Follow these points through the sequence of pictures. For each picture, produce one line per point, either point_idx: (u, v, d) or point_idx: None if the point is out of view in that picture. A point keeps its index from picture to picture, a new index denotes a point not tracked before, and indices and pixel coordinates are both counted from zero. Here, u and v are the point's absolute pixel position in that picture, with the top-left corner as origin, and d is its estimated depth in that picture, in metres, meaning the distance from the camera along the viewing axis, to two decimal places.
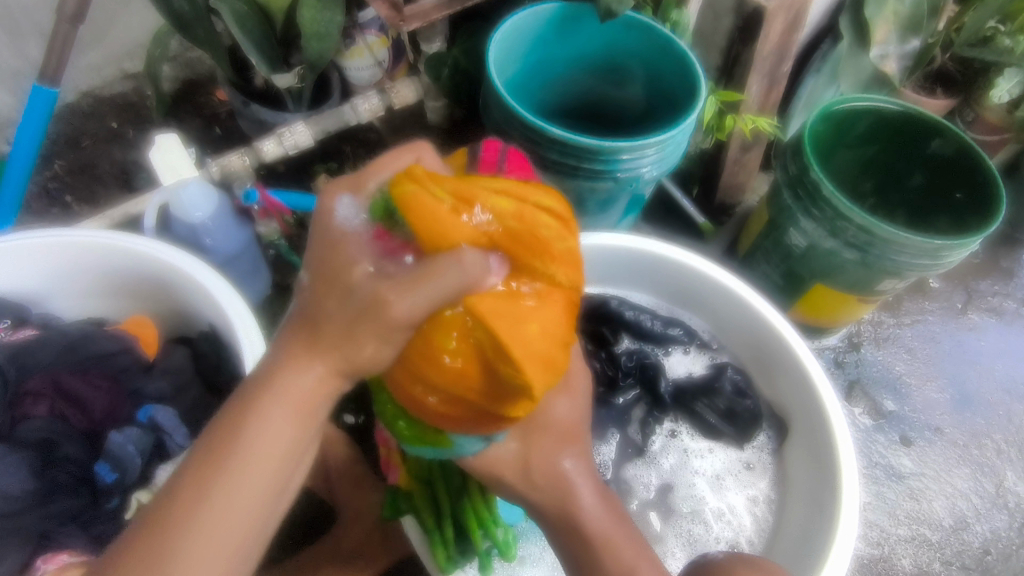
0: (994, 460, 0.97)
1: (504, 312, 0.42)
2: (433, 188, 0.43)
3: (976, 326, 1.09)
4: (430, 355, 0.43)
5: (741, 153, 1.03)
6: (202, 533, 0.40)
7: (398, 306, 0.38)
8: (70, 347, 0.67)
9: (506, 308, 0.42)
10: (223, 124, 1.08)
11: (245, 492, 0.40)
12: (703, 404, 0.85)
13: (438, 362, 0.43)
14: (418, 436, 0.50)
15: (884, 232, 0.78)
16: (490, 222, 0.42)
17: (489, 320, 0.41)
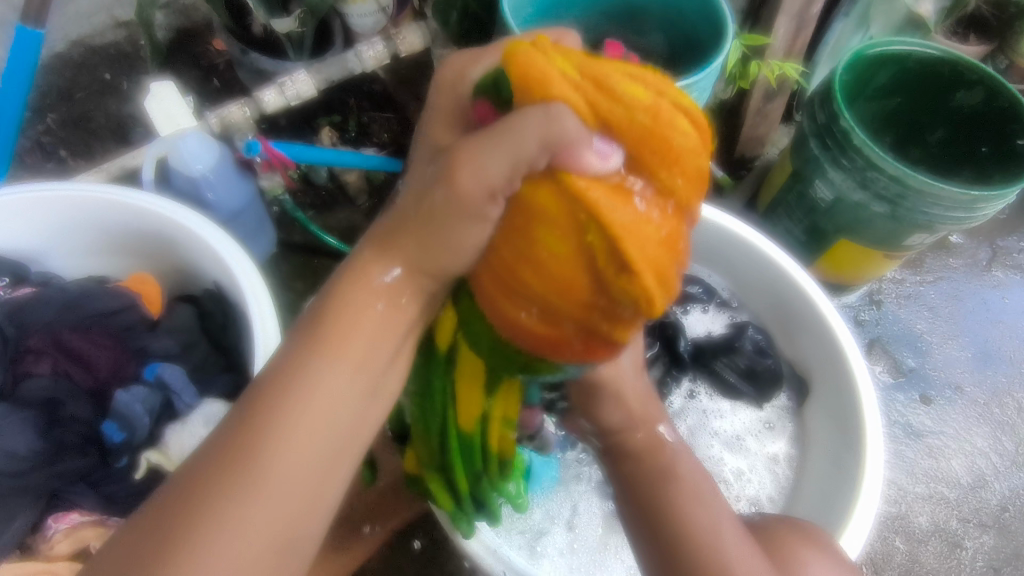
0: (1014, 418, 0.95)
1: (617, 196, 0.35)
2: (548, 51, 0.36)
3: (1000, 284, 1.06)
4: (529, 249, 0.36)
5: (764, 103, 0.98)
6: (281, 461, 0.36)
7: (468, 172, 0.34)
8: (71, 305, 0.65)
9: (615, 205, 0.34)
10: (221, 75, 1.03)
11: (321, 415, 0.37)
12: (723, 363, 0.83)
13: (537, 255, 0.36)
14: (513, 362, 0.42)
15: (917, 183, 0.74)
16: (612, 95, 0.35)
17: (601, 211, 0.34)
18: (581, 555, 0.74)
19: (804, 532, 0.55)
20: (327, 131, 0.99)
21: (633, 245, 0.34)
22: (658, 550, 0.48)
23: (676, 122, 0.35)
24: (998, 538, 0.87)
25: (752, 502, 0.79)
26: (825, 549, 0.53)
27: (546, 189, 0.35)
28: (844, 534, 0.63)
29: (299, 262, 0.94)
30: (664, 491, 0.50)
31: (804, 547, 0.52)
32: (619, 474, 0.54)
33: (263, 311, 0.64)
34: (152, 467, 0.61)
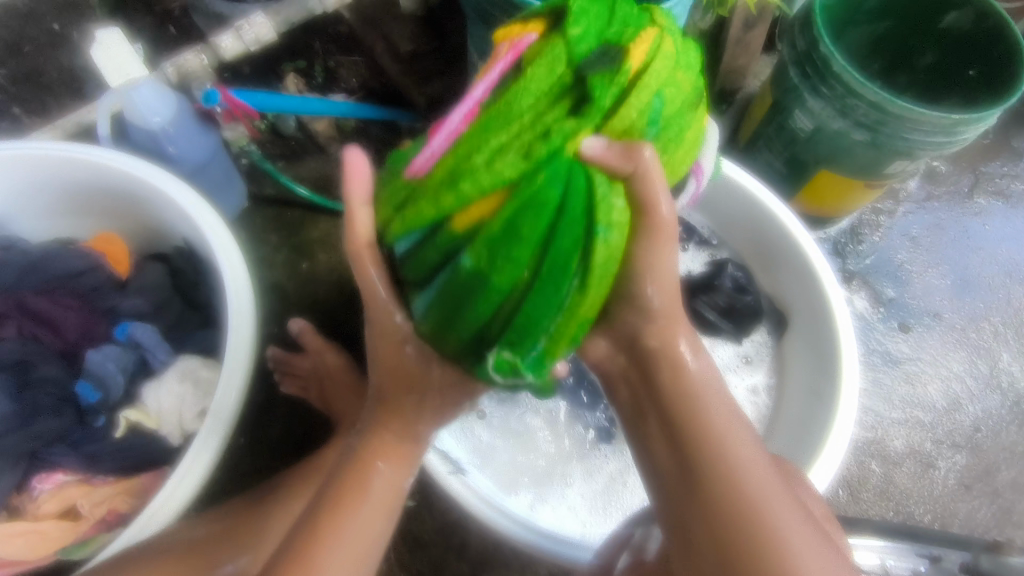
0: (991, 342, 0.97)
1: None
2: None
3: (981, 211, 1.06)
4: None
5: (744, 31, 0.94)
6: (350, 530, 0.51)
7: None
8: (32, 266, 0.64)
9: None
10: (178, 21, 0.97)
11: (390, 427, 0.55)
12: (703, 301, 0.83)
13: None
14: None
15: (897, 108, 0.73)
16: None
17: None
18: (600, 497, 0.74)
19: (777, 468, 0.57)
20: (292, 77, 0.95)
21: None
22: (684, 484, 0.48)
23: None
24: (970, 458, 0.89)
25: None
26: (800, 481, 0.56)
27: None
28: (813, 467, 0.65)
29: (272, 215, 0.92)
30: (682, 417, 0.49)
31: (780, 479, 0.55)
32: (654, 403, 0.51)
33: (233, 267, 0.64)
34: (131, 424, 0.62)
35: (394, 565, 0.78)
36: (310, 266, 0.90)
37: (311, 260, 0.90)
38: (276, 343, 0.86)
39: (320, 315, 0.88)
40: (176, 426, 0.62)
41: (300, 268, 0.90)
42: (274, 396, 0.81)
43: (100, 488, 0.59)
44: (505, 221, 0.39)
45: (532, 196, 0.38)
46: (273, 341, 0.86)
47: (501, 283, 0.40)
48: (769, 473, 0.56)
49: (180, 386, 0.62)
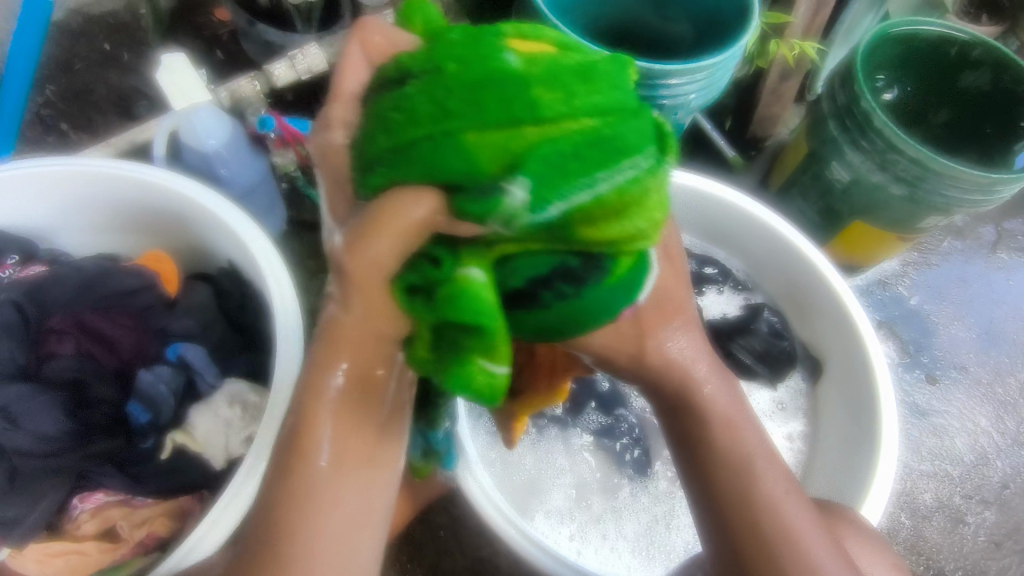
0: (1017, 397, 0.97)
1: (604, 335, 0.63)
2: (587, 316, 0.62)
3: (1005, 266, 1.08)
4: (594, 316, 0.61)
5: (780, 82, 0.97)
6: None
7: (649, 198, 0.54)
8: (88, 284, 0.65)
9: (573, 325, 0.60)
10: (225, 47, 0.99)
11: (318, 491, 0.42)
12: (739, 344, 0.84)
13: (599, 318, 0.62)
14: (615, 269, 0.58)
15: (938, 166, 0.74)
16: None
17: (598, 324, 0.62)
18: (643, 539, 0.75)
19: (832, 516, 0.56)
20: None
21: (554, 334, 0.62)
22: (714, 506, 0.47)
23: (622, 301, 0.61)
24: (999, 514, 0.89)
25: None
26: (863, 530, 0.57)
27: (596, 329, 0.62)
28: (866, 502, 0.65)
29: (311, 240, 0.93)
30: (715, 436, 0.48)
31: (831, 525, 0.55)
32: (673, 428, 0.50)
33: (284, 294, 0.64)
34: (177, 446, 0.61)
35: None
36: None
37: None
38: None
39: None
40: (221, 451, 0.61)
41: None
42: None
43: (140, 510, 0.59)
44: (558, 70, 0.36)
45: (593, 69, 0.37)
46: None
47: (527, 125, 0.35)
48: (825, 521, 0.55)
49: (228, 411, 0.62)
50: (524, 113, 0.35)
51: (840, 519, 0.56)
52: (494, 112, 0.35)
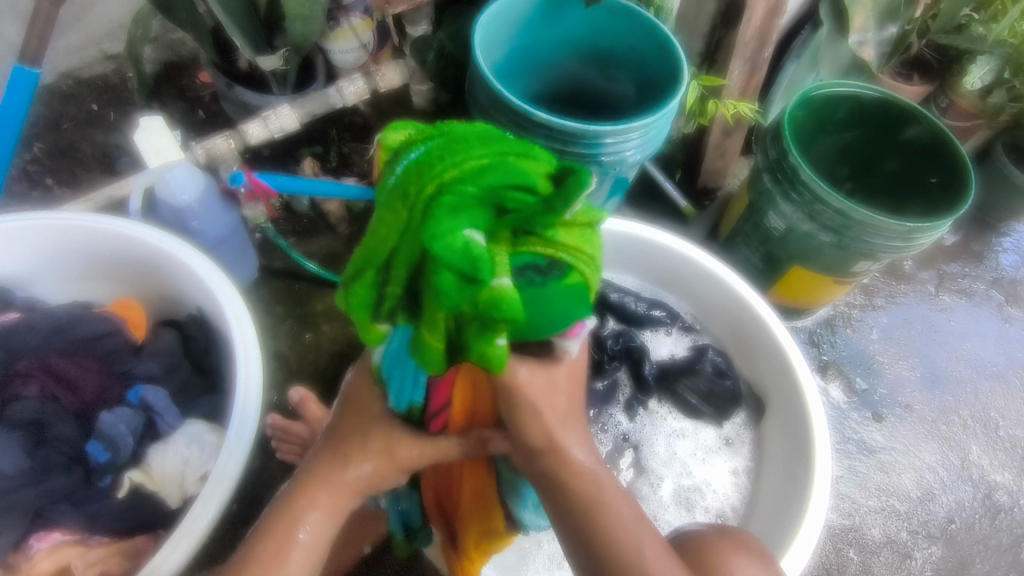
0: (960, 435, 1.01)
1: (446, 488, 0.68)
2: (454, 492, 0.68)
3: (946, 308, 1.13)
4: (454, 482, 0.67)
5: (723, 138, 1.05)
6: None
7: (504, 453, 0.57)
8: (58, 329, 0.69)
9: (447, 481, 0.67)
10: (206, 107, 1.06)
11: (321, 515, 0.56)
12: (684, 384, 0.88)
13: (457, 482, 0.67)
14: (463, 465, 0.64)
15: (860, 215, 0.81)
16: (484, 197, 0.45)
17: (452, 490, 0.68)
18: None
19: (738, 539, 0.60)
20: (309, 162, 1.00)
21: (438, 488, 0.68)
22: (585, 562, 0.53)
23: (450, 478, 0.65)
24: (945, 549, 0.91)
25: (717, 513, 0.83)
26: (765, 559, 0.58)
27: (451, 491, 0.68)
28: (786, 555, 0.67)
29: (279, 287, 0.97)
30: (582, 502, 0.53)
31: (751, 556, 0.58)
32: (552, 500, 0.55)
33: (245, 338, 0.67)
34: (134, 485, 0.65)
35: None
36: (312, 336, 0.95)
37: (314, 330, 0.95)
38: (274, 409, 0.89)
39: (318, 384, 0.92)
40: (177, 490, 0.66)
41: (303, 337, 0.95)
42: (267, 464, 0.83)
43: (95, 549, 0.61)
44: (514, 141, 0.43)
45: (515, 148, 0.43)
46: (271, 407, 0.89)
47: (507, 156, 0.38)
48: (731, 543, 0.59)
49: (186, 450, 0.66)
50: (466, 157, 0.37)
51: (754, 551, 0.59)
52: (436, 164, 0.37)
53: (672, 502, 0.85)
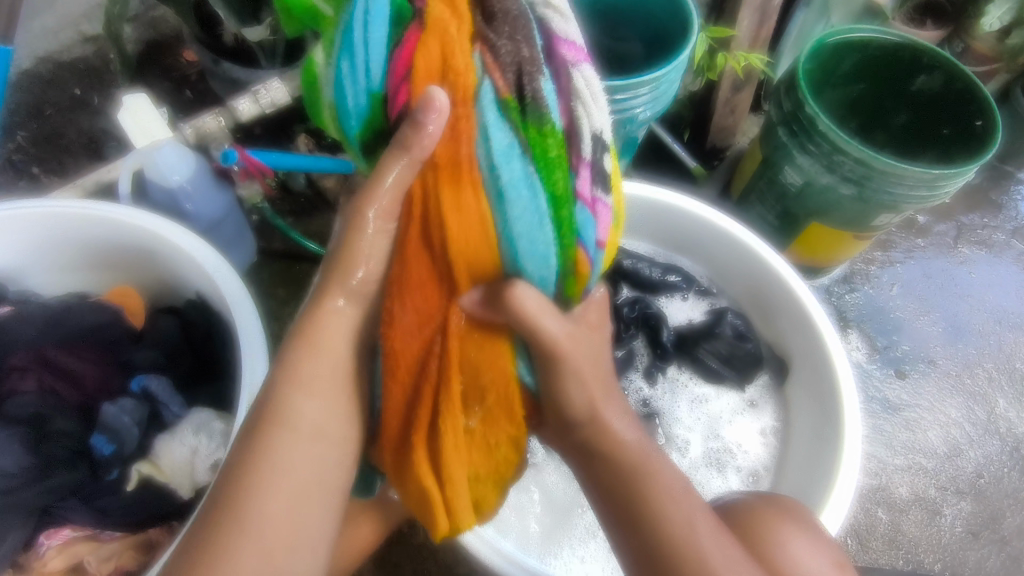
0: (986, 388, 0.99)
1: (482, 403, 0.47)
2: (489, 398, 0.47)
3: (966, 260, 1.10)
4: (484, 384, 0.46)
5: (733, 93, 1.00)
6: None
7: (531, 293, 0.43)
8: (55, 320, 0.66)
9: (474, 377, 0.46)
10: (194, 86, 1.02)
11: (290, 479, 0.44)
12: (705, 349, 0.85)
13: (489, 391, 0.47)
14: (472, 348, 0.45)
15: (880, 164, 0.77)
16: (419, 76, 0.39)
17: (482, 399, 0.47)
18: None
19: (779, 504, 0.59)
20: (303, 138, 0.99)
21: (467, 411, 0.46)
22: (642, 561, 0.47)
23: (467, 368, 0.46)
24: (974, 504, 0.89)
25: (750, 472, 0.81)
26: (800, 521, 0.56)
27: (475, 407, 0.47)
28: (825, 511, 0.65)
29: (281, 269, 0.95)
30: (629, 475, 0.49)
31: (783, 521, 0.55)
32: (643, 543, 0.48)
33: (248, 324, 0.65)
34: (143, 477, 0.62)
35: None
36: None
37: None
38: None
39: None
40: (187, 480, 0.62)
41: None
42: None
43: (107, 544, 0.60)
44: None
45: None
46: None
47: None
48: (775, 508, 0.58)
49: (194, 439, 0.63)
50: None
51: (780, 510, 0.57)
52: None
53: (704, 462, 0.82)
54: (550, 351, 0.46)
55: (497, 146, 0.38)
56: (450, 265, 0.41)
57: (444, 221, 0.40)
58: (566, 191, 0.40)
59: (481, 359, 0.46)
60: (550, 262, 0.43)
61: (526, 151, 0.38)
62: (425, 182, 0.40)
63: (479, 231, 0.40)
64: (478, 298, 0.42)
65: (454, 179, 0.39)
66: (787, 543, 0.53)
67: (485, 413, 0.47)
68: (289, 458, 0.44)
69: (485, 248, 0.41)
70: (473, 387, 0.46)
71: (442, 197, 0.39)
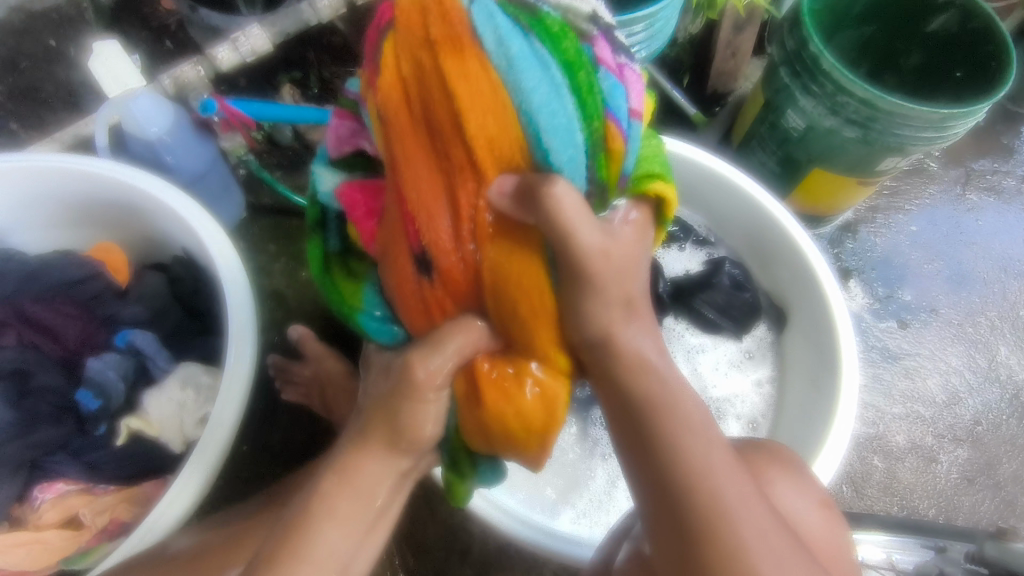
0: (988, 336, 0.98)
1: (514, 301, 0.47)
2: (523, 303, 0.47)
3: (973, 207, 1.07)
4: (513, 285, 0.46)
5: (734, 34, 0.95)
6: None
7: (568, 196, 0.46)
8: (32, 276, 0.65)
9: (506, 274, 0.46)
10: (173, 35, 0.98)
11: (348, 519, 0.48)
12: (701, 299, 0.84)
13: (523, 291, 0.47)
14: (501, 239, 0.46)
15: (886, 105, 0.74)
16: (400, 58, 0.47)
17: (513, 296, 0.47)
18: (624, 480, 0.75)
19: (768, 448, 0.58)
20: (288, 88, 0.95)
21: (507, 301, 0.47)
22: (662, 501, 0.47)
23: (501, 264, 0.46)
24: (971, 452, 0.89)
25: (748, 421, 0.81)
26: (783, 462, 0.56)
27: (511, 305, 0.47)
28: (816, 462, 0.64)
29: (270, 224, 0.93)
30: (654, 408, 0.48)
31: (773, 465, 0.55)
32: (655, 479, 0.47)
33: (233, 279, 0.64)
34: (133, 432, 0.63)
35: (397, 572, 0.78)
36: (308, 273, 0.90)
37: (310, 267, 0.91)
38: (275, 350, 0.86)
39: (317, 322, 0.88)
40: (177, 434, 0.63)
41: (299, 275, 0.90)
42: (272, 406, 0.81)
43: (102, 497, 0.60)
44: None
45: None
46: (272, 348, 0.86)
47: None
48: (766, 454, 0.56)
49: (181, 394, 0.63)
50: None
51: (768, 454, 0.56)
52: None
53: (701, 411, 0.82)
54: (580, 263, 0.46)
55: (504, 27, 0.44)
56: (471, 146, 0.44)
57: (455, 96, 0.43)
58: (577, 58, 0.45)
59: (506, 255, 0.46)
60: (574, 139, 0.45)
61: (530, 34, 0.44)
62: (425, 58, 0.44)
63: (485, 107, 0.43)
64: (499, 179, 0.45)
65: (460, 56, 0.43)
66: (773, 485, 0.53)
67: (515, 314, 0.48)
68: (336, 501, 0.48)
69: (495, 125, 0.44)
70: (511, 283, 0.46)
71: (447, 68, 0.43)
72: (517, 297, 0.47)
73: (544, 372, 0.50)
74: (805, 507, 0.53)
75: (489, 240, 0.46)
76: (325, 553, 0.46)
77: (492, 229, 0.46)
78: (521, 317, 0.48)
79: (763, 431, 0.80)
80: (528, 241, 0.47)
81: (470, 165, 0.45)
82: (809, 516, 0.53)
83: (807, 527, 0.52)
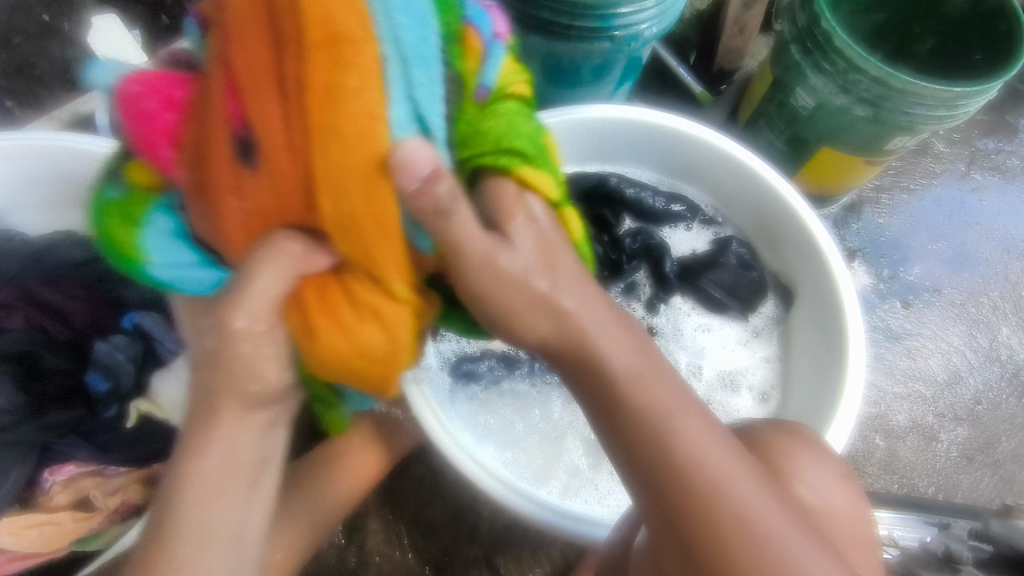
0: (989, 316, 0.98)
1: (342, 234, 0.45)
2: (355, 225, 0.44)
3: (977, 186, 1.07)
4: (363, 219, 0.44)
5: (742, 11, 0.93)
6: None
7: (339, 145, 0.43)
8: (36, 258, 0.64)
9: (380, 202, 0.44)
10: (169, 10, 0.95)
11: (217, 496, 0.44)
12: (708, 278, 0.83)
13: (367, 225, 0.44)
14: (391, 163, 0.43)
15: (899, 82, 0.73)
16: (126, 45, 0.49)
17: (374, 222, 0.44)
18: None
19: (791, 429, 0.57)
20: None
21: (344, 231, 0.45)
22: (653, 490, 0.44)
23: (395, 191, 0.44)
24: (971, 430, 0.90)
25: (761, 393, 0.80)
26: (806, 443, 0.56)
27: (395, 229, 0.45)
28: (829, 431, 0.66)
29: None
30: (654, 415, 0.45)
31: (793, 445, 0.55)
32: (641, 468, 0.45)
33: None
34: (142, 414, 0.64)
35: (405, 552, 0.78)
36: None
37: None
38: None
39: None
40: (185, 414, 0.65)
41: None
42: None
43: (112, 479, 0.60)
44: None
45: None
46: None
47: None
48: (789, 435, 0.56)
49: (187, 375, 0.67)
50: None
51: (787, 434, 0.56)
52: None
53: (716, 384, 0.81)
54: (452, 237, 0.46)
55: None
56: (325, 55, 0.41)
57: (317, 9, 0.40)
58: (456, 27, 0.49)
59: (384, 184, 0.43)
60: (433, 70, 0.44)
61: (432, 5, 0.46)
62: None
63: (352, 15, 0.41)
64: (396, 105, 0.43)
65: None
66: (795, 465, 0.53)
67: (387, 249, 0.45)
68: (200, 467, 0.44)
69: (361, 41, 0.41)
70: (357, 208, 0.44)
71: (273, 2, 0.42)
72: (385, 223, 0.44)
73: (349, 326, 0.48)
74: (829, 486, 0.53)
75: (352, 165, 0.43)
76: (203, 521, 0.43)
77: (356, 158, 0.43)
78: (381, 252, 0.45)
79: (773, 404, 0.79)
80: (392, 179, 0.43)
81: (316, 86, 0.41)
82: (833, 494, 0.53)
83: (834, 508, 0.52)
